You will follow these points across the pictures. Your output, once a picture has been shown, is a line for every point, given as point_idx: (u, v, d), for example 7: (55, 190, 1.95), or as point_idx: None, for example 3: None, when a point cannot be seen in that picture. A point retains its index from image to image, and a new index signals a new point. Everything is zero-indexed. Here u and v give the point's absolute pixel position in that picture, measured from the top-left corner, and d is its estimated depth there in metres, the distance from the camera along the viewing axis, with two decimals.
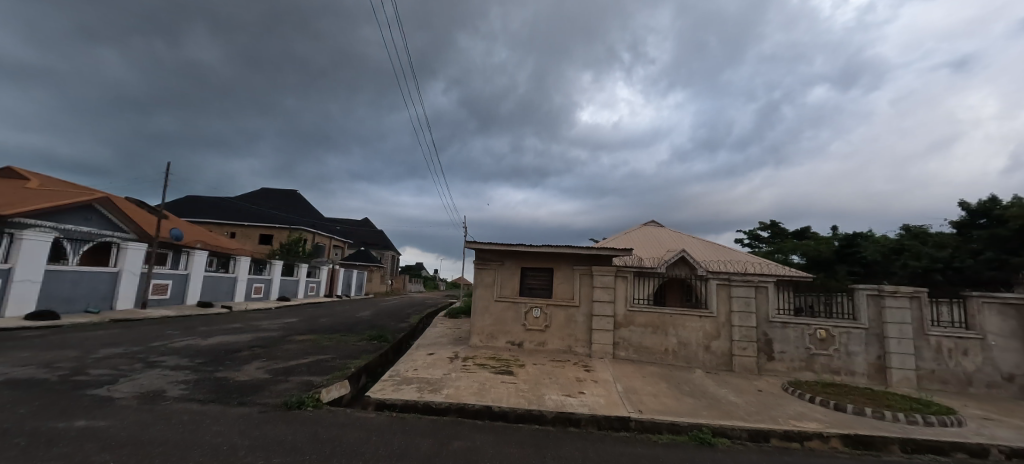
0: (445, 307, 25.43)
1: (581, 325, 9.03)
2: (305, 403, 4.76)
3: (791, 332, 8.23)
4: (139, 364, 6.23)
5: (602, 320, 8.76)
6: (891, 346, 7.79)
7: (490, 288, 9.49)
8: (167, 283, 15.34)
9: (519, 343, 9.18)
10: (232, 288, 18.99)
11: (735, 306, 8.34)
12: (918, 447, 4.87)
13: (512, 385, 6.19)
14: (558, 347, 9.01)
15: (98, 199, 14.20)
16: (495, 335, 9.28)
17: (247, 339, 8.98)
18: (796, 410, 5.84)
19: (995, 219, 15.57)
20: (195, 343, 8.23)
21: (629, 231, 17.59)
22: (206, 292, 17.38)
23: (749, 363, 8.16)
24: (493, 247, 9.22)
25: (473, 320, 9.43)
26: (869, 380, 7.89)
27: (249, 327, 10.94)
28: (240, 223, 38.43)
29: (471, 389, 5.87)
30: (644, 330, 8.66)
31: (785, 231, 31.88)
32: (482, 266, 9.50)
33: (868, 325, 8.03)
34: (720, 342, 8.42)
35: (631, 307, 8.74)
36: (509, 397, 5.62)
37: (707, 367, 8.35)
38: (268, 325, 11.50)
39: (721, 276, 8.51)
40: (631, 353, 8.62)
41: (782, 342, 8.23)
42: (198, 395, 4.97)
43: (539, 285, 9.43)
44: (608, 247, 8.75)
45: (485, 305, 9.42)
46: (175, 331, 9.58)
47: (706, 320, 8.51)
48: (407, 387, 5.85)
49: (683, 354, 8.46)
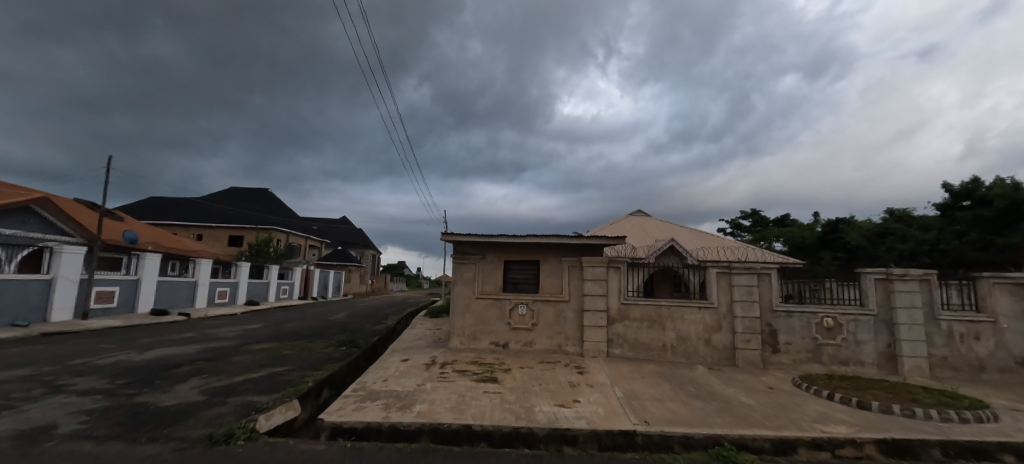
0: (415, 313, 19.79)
1: (571, 322, 8.18)
2: (234, 436, 3.73)
3: (797, 321, 7.65)
4: (37, 390, 5.05)
5: (594, 316, 7.95)
6: (901, 333, 7.34)
7: (470, 284, 8.58)
8: (112, 290, 13.54)
9: (504, 344, 8.29)
10: (193, 294, 17.28)
11: (738, 296, 7.70)
12: (961, 450, 4.29)
13: (496, 396, 5.30)
14: (547, 347, 8.16)
15: (34, 200, 12.89)
16: (477, 336, 8.39)
17: (193, 351, 7.80)
18: (816, 411, 5.19)
19: (978, 200, 15.51)
20: (126, 359, 7.01)
21: (615, 221, 16.94)
22: (160, 299, 15.58)
23: (753, 357, 7.52)
24: (472, 238, 8.33)
25: (453, 321, 8.50)
26: (879, 369, 7.43)
27: (201, 337, 9.68)
28: (207, 225, 36.54)
29: (447, 403, 4.98)
30: (640, 325, 7.90)
31: (766, 220, 32.13)
32: (460, 259, 8.58)
33: (876, 311, 7.56)
34: (722, 336, 7.74)
35: (625, 300, 7.97)
36: (493, 412, 4.74)
37: (709, 363, 7.65)
38: (224, 333, 10.29)
39: (721, 264, 7.86)
40: (627, 351, 7.85)
41: (787, 333, 7.63)
42: (98, 430, 3.89)
43: (524, 279, 8.59)
44: (600, 234, 7.99)
45: (465, 303, 8.51)
46: (108, 345, 8.29)
47: (705, 311, 7.83)
48: (371, 404, 4.91)
49: (683, 350, 7.75)
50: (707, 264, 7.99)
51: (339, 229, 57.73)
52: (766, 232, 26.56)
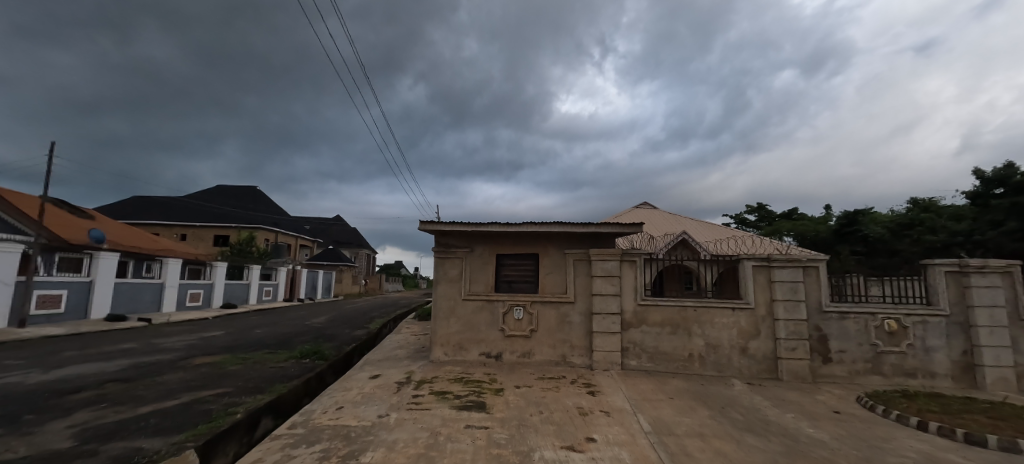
0: (404, 315, 18.35)
1: (577, 328, 6.79)
2: None
3: (851, 325, 6.30)
4: None
5: (605, 320, 6.57)
6: (981, 338, 6.01)
7: (455, 283, 7.18)
8: (59, 294, 12.04)
9: (497, 355, 6.91)
10: (159, 297, 15.79)
11: (780, 294, 6.35)
12: None
13: (482, 433, 3.89)
14: (549, 358, 6.77)
15: None
16: (465, 345, 7.00)
17: (115, 368, 6.35)
18: (917, 450, 3.81)
19: (1015, 187, 14.17)
20: (19, 380, 5.55)
21: (619, 214, 15.56)
22: (119, 303, 14.08)
23: (800, 369, 6.17)
24: (457, 228, 6.92)
25: (436, 327, 7.10)
26: (953, 382, 6.10)
27: (142, 348, 8.22)
28: (191, 224, 35.01)
29: (413, 448, 3.57)
30: (660, 330, 6.53)
31: (773, 214, 30.80)
32: (444, 253, 7.18)
33: (948, 311, 6.22)
34: (761, 343, 6.37)
35: (642, 300, 6.60)
36: (476, 462, 3.34)
37: (746, 376, 6.29)
38: (173, 343, 8.84)
39: (759, 255, 6.49)
40: (645, 362, 6.48)
41: (840, 339, 6.29)
42: None
43: (520, 277, 7.20)
44: (611, 221, 6.61)
45: (450, 307, 7.12)
46: (17, 360, 6.82)
47: (740, 314, 6.46)
48: (306, 451, 3.50)
49: (713, 360, 6.39)
50: (740, 256, 6.63)
51: (332, 229, 56.24)
52: (775, 226, 25.28)
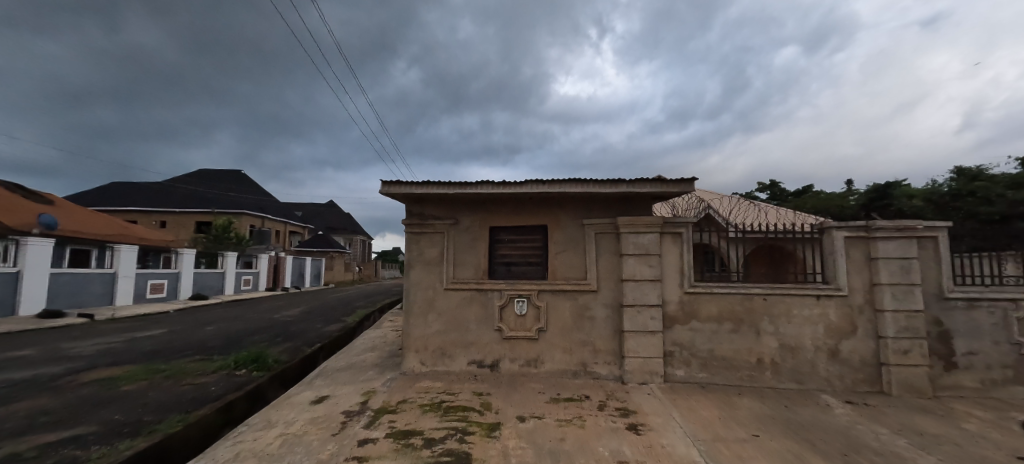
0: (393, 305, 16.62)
1: (600, 327, 4.98)
2: None
3: (986, 318, 4.50)
4: None
5: (641, 315, 4.77)
6: None
7: (435, 267, 5.34)
8: None
9: (494, 364, 5.14)
10: (111, 289, 13.95)
11: (886, 275, 4.53)
12: None
13: None
14: (563, 366, 5.00)
15: None
16: (450, 352, 5.21)
17: None
18: None
19: None
20: None
21: None
22: (59, 296, 12.24)
23: (916, 380, 4.42)
24: (434, 192, 5.04)
25: (412, 328, 5.29)
26: None
27: (35, 357, 6.38)
28: (170, 210, 32.90)
29: None
30: (717, 328, 4.74)
31: (789, 190, 28.95)
32: (420, 227, 5.34)
33: None
34: (858, 344, 4.60)
35: (691, 287, 4.79)
36: None
37: (837, 390, 4.54)
38: (85, 348, 7.01)
39: (854, 223, 4.66)
40: (696, 372, 4.73)
41: (969, 337, 4.50)
42: None
43: (522, 258, 5.37)
44: (648, 178, 4.74)
45: (429, 300, 5.30)
46: None
47: (829, 303, 4.66)
48: None
49: (790, 368, 4.63)
50: (826, 224, 4.79)
51: (324, 215, 54.21)
52: (794, 203, 23.47)
